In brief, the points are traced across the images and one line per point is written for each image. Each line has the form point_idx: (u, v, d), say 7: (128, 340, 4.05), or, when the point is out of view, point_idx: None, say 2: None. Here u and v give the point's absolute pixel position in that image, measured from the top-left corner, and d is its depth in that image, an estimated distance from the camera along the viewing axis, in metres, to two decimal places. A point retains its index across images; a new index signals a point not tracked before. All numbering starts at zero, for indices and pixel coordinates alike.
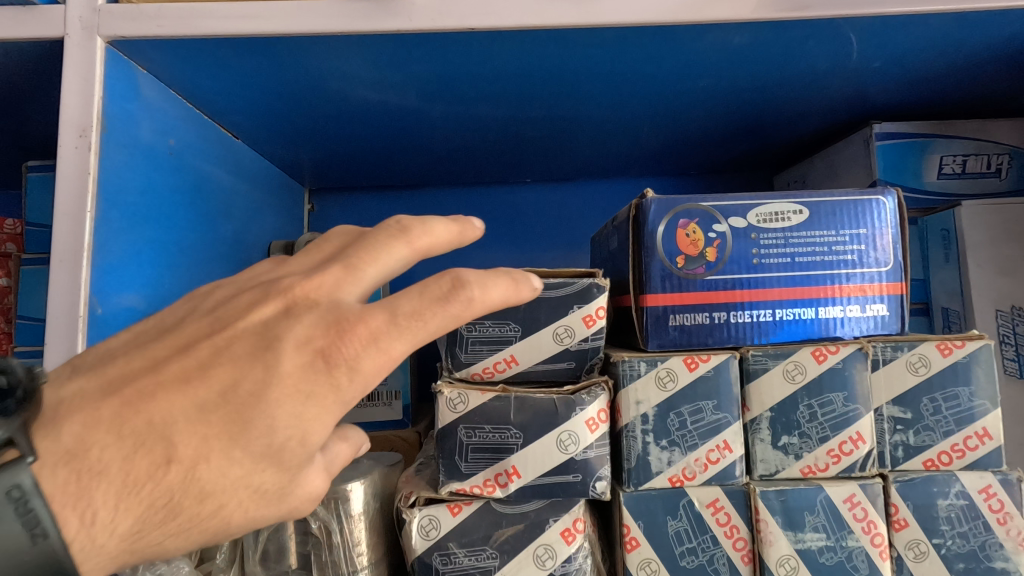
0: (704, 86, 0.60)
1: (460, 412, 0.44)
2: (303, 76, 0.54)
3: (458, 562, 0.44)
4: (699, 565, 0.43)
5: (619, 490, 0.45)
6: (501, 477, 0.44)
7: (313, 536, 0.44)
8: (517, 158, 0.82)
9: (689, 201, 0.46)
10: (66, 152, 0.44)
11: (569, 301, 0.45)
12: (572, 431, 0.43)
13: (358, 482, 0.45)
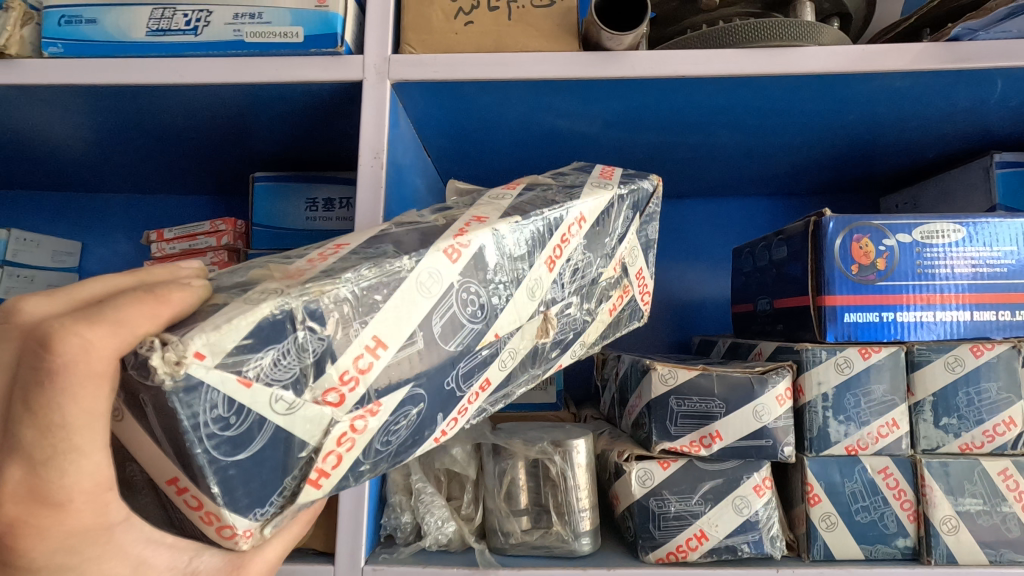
0: (849, 120, 0.69)
1: (670, 386, 0.55)
2: (519, 110, 0.65)
3: (670, 508, 0.53)
4: (872, 520, 0.52)
5: (802, 456, 0.54)
6: (705, 439, 0.53)
7: (548, 479, 0.55)
8: (649, 176, 0.92)
9: (863, 219, 0.55)
10: (364, 167, 0.57)
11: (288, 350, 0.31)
12: (766, 403, 0.53)
13: (583, 439, 0.56)
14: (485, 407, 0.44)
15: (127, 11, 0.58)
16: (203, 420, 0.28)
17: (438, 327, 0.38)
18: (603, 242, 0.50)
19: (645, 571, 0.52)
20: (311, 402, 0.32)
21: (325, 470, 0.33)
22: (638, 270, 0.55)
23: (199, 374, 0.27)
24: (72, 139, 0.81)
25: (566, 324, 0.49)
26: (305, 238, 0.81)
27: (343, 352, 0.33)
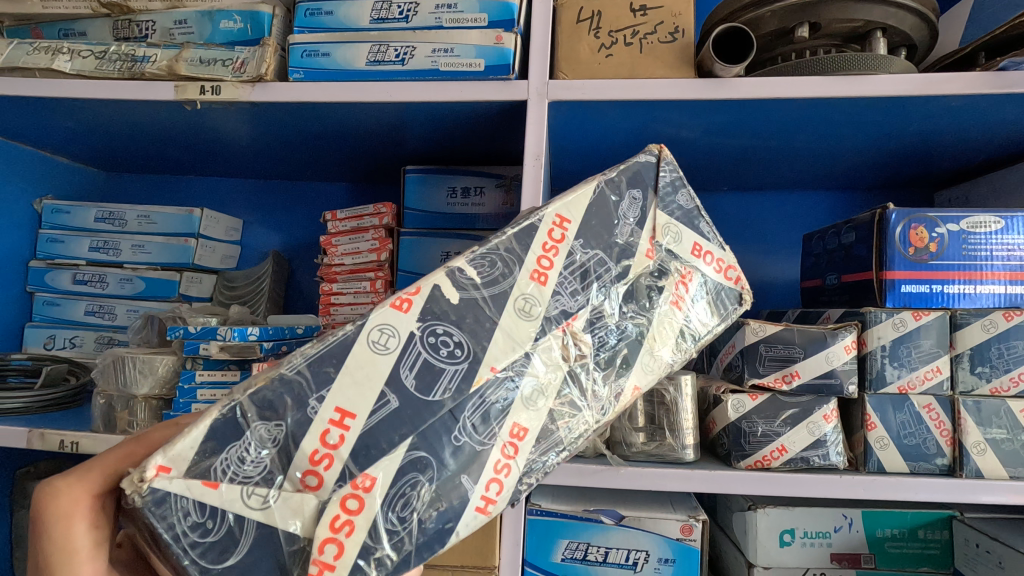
0: (910, 129, 0.83)
1: (760, 336, 0.72)
2: (637, 121, 0.82)
3: (758, 427, 0.70)
4: (916, 443, 0.68)
5: (862, 393, 0.70)
6: (786, 376, 0.70)
7: (662, 404, 0.73)
8: (728, 172, 1.08)
9: (920, 212, 0.70)
10: (527, 166, 0.75)
11: (229, 454, 0.40)
12: (836, 351, 0.69)
13: (689, 375, 0.74)
14: (531, 457, 0.46)
15: (352, 46, 0.78)
16: (178, 525, 0.39)
17: (411, 378, 0.44)
18: (608, 236, 0.54)
19: (738, 473, 0.69)
20: (290, 490, 0.40)
21: (326, 562, 0.40)
22: (693, 245, 0.58)
23: (163, 486, 0.39)
24: (265, 138, 1.02)
25: (598, 338, 0.51)
26: (450, 221, 1.00)
27: (306, 434, 0.41)
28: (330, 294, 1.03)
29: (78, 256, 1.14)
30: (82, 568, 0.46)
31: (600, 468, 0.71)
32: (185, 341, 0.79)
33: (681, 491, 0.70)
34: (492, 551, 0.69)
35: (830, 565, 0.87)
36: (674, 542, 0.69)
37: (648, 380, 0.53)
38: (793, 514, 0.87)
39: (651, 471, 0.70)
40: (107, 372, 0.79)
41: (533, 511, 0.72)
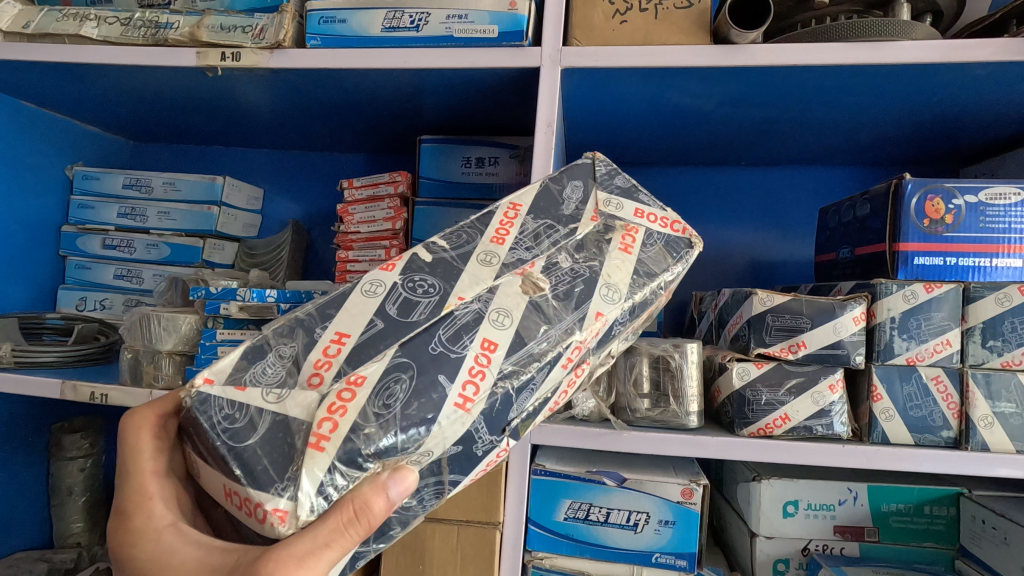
0: (934, 100, 0.81)
1: (767, 306, 0.72)
2: (651, 90, 0.82)
3: (762, 395, 0.71)
4: (922, 415, 0.68)
5: (870, 365, 0.70)
6: (792, 346, 0.71)
7: (667, 371, 0.74)
8: (745, 145, 1.07)
9: (937, 183, 0.69)
10: (539, 134, 0.76)
11: (253, 363, 0.48)
12: (844, 322, 0.69)
13: (695, 343, 0.75)
14: (503, 366, 0.49)
15: (367, 13, 0.78)
16: (214, 418, 0.44)
17: (393, 309, 0.51)
18: (558, 210, 0.60)
19: (740, 439, 0.70)
20: (300, 389, 0.45)
21: (322, 434, 0.42)
22: (631, 211, 0.61)
23: (206, 391, 0.45)
24: (285, 107, 1.04)
25: (557, 276, 0.55)
26: (468, 191, 1.01)
27: (313, 349, 0.48)
28: (347, 261, 1.06)
29: (107, 221, 1.19)
30: (148, 486, 0.51)
31: (603, 432, 0.72)
32: (208, 301, 0.82)
33: (683, 456, 0.71)
34: (496, 508, 0.72)
35: (833, 537, 0.87)
36: (674, 505, 0.71)
37: (613, 308, 0.54)
38: (798, 486, 0.88)
39: (654, 436, 0.72)
40: (134, 329, 0.83)
41: (537, 471, 0.74)
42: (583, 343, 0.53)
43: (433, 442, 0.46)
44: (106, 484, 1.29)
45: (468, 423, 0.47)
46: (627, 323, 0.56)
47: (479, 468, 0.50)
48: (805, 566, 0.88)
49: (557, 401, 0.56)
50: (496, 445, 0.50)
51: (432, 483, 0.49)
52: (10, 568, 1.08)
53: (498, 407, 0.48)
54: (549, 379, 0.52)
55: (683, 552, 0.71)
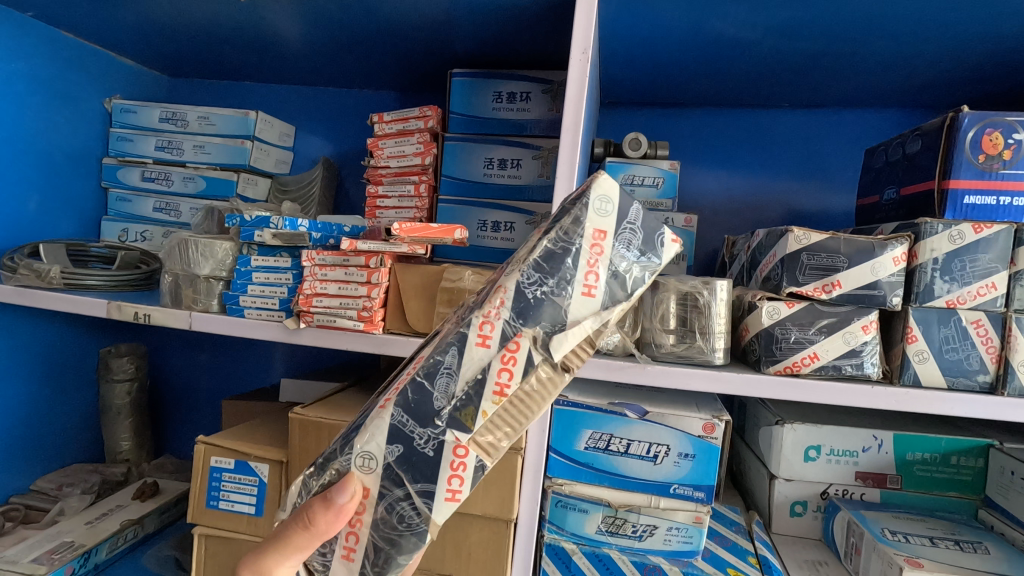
0: (1001, 30, 0.75)
1: (802, 245, 0.70)
2: (693, 18, 0.78)
3: (791, 334, 0.70)
4: (958, 358, 0.66)
5: (906, 307, 0.68)
6: (826, 286, 0.69)
7: (695, 307, 0.73)
8: (789, 84, 1.02)
9: (998, 116, 0.65)
10: (573, 61, 0.74)
11: None
12: (883, 262, 0.67)
13: (725, 280, 0.73)
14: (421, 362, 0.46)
15: None
16: None
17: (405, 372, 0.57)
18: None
19: (766, 377, 0.70)
20: None
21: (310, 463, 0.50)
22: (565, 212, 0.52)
23: None
24: (316, 39, 1.03)
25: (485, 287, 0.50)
26: (498, 127, 1.00)
27: None
28: (376, 196, 1.07)
29: (145, 155, 1.21)
30: None
31: (627, 365, 0.73)
32: (242, 229, 0.84)
33: (706, 392, 0.71)
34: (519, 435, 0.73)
35: (853, 482, 0.88)
36: (695, 439, 0.71)
37: (513, 273, 0.44)
38: (822, 432, 0.87)
39: (678, 371, 0.72)
40: (173, 253, 0.86)
41: (560, 402, 0.75)
42: (492, 318, 0.44)
43: (371, 445, 0.45)
44: (152, 408, 1.37)
45: (387, 418, 0.45)
46: (547, 283, 0.43)
47: (450, 468, 0.44)
48: (822, 509, 0.89)
49: (509, 387, 0.43)
50: (442, 442, 0.44)
51: (403, 498, 0.45)
52: (67, 478, 1.17)
53: (425, 402, 0.44)
54: (468, 366, 0.44)
55: (702, 485, 0.72)
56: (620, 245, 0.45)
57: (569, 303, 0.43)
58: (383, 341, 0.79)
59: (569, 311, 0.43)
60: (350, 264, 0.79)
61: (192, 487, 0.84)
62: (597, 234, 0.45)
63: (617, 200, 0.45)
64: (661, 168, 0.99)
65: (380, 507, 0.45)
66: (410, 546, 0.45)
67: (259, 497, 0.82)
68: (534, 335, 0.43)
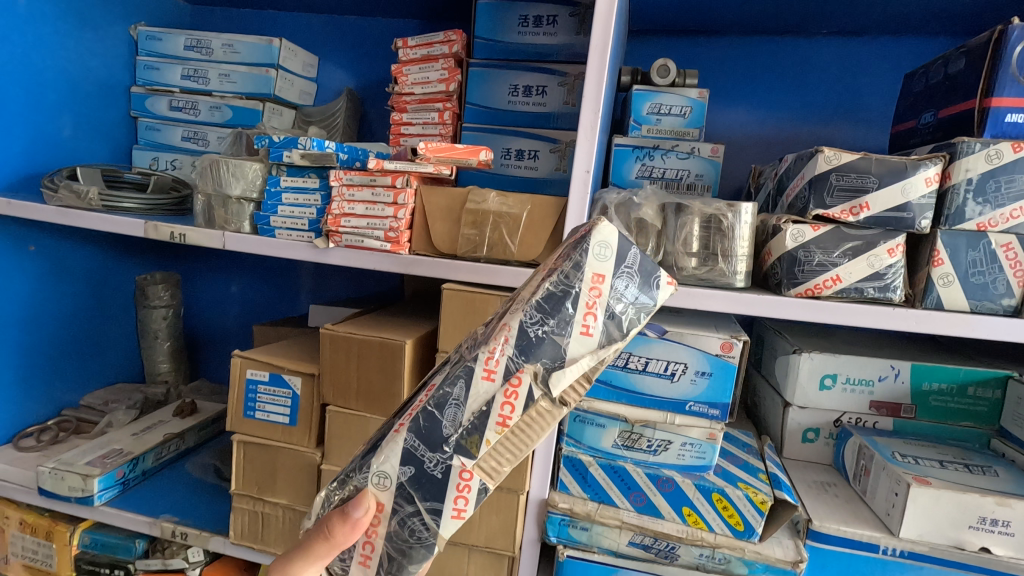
0: None
1: (832, 165, 0.69)
2: None
3: (815, 257, 0.70)
4: (984, 282, 0.66)
5: (935, 230, 0.68)
6: (854, 208, 0.69)
7: (718, 230, 0.74)
8: (829, 8, 0.97)
9: None
10: None
11: None
12: (914, 183, 0.66)
13: (751, 203, 0.73)
14: (432, 392, 0.47)
15: None
16: None
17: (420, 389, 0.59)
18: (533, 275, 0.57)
19: (787, 299, 0.70)
20: None
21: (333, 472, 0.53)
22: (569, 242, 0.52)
23: None
24: None
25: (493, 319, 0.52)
26: (523, 52, 0.98)
27: None
28: (400, 124, 1.07)
29: (172, 83, 1.22)
30: None
31: None
32: (272, 150, 0.85)
33: (726, 313, 0.72)
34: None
35: (868, 411, 0.89)
36: (713, 358, 0.73)
37: (515, 312, 0.46)
38: (839, 361, 0.88)
39: (699, 292, 0.73)
40: (205, 175, 0.88)
41: None
42: (499, 355, 0.45)
43: (386, 466, 0.47)
44: (187, 334, 1.43)
45: (402, 442, 0.47)
46: (547, 323, 0.44)
47: (458, 490, 0.46)
48: (835, 436, 0.91)
49: (512, 420, 0.45)
50: (450, 466, 0.46)
51: (413, 514, 0.47)
52: (112, 395, 1.25)
53: (433, 428, 0.46)
54: (476, 398, 0.45)
55: (717, 403, 0.74)
56: (619, 286, 0.45)
57: (571, 342, 0.44)
58: (409, 262, 0.81)
59: (568, 348, 0.44)
60: (377, 185, 0.81)
61: (230, 398, 0.89)
62: (596, 277, 0.45)
63: (616, 244, 0.46)
64: (689, 96, 0.97)
65: (393, 521, 0.48)
66: (419, 557, 0.47)
67: (293, 408, 0.87)
68: (535, 373, 0.45)
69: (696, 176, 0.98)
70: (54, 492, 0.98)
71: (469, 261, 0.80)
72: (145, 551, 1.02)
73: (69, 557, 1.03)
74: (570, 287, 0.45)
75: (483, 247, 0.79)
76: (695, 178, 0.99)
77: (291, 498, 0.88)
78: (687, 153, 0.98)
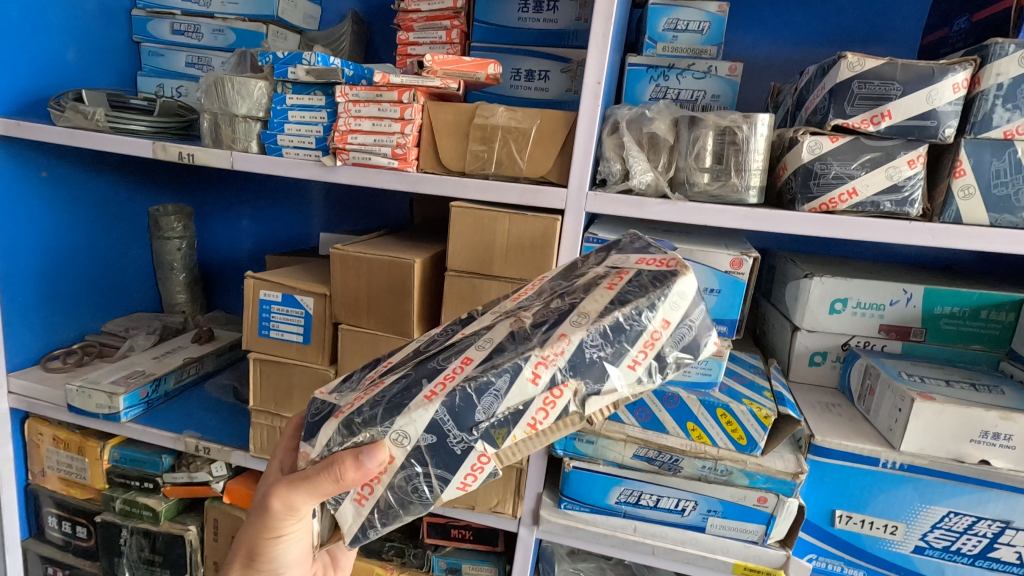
0: None
1: (856, 72, 0.66)
2: None
3: (831, 169, 0.68)
4: (1006, 193, 0.64)
5: (959, 140, 0.65)
6: (875, 117, 0.66)
7: (732, 144, 0.72)
8: None
9: None
10: None
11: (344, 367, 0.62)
12: (941, 89, 0.63)
13: (767, 115, 0.71)
14: (472, 376, 0.47)
15: None
16: None
17: (428, 342, 0.57)
18: (577, 268, 0.55)
19: (800, 213, 0.69)
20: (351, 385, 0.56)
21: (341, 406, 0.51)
22: (635, 257, 0.51)
23: None
24: None
25: (545, 309, 0.50)
26: None
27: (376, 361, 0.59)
28: (407, 45, 1.02)
29: (173, 6, 1.19)
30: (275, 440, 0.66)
31: (659, 202, 0.73)
32: (276, 66, 0.83)
33: (737, 228, 0.71)
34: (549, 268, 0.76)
35: (877, 334, 0.89)
36: (721, 274, 0.73)
37: (580, 328, 0.46)
38: (850, 285, 0.87)
39: (710, 207, 0.72)
40: (210, 93, 0.86)
41: (590, 240, 0.77)
42: (553, 359, 0.45)
43: (409, 427, 0.47)
44: (202, 266, 1.46)
45: (431, 412, 0.47)
46: (606, 349, 0.45)
47: (471, 466, 0.48)
48: (841, 359, 0.92)
49: (540, 422, 0.46)
50: (470, 448, 0.47)
51: (419, 473, 0.48)
52: (132, 322, 1.28)
53: (463, 408, 0.46)
54: (516, 394, 0.46)
55: (725, 319, 0.74)
56: (677, 334, 0.47)
57: (620, 388, 0.46)
58: (417, 180, 0.80)
59: (612, 378, 0.46)
60: (384, 100, 0.79)
61: (245, 318, 0.90)
62: (664, 322, 0.46)
63: (691, 295, 0.47)
64: (708, 11, 0.93)
65: (400, 474, 0.49)
66: (416, 510, 0.50)
67: (306, 327, 0.88)
68: (576, 389, 0.46)
69: (712, 97, 0.95)
70: (83, 408, 1.03)
71: (477, 178, 0.79)
72: (171, 465, 1.08)
73: (101, 471, 1.09)
74: (636, 323, 0.45)
75: (491, 164, 0.78)
76: (711, 99, 0.95)
77: None
78: (703, 72, 0.94)
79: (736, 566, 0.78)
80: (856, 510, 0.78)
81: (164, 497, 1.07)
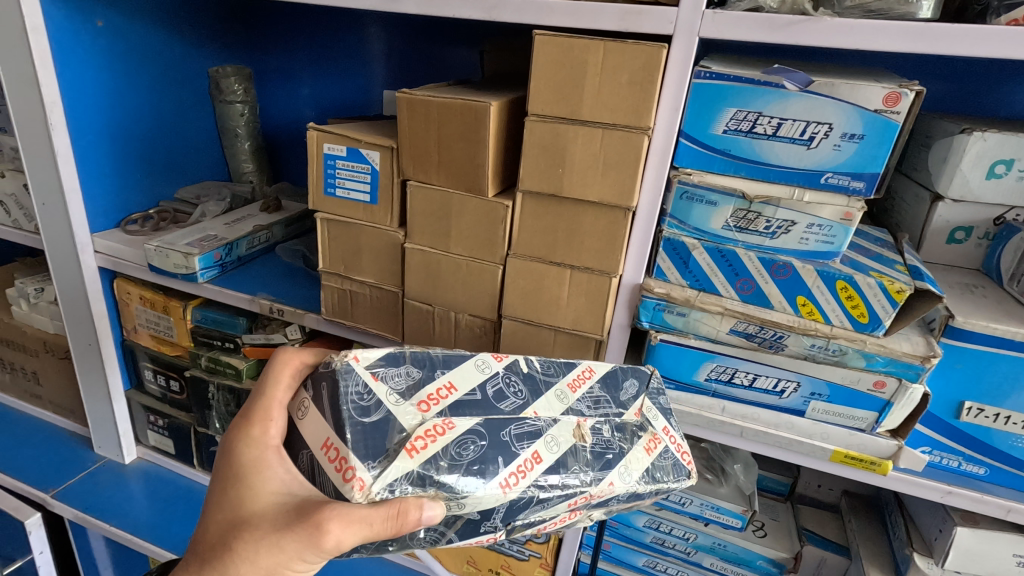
0: None
1: None
2: None
3: None
4: None
5: None
6: None
7: None
8: None
9: None
10: None
11: (378, 362, 0.57)
12: None
13: None
14: (543, 479, 0.55)
15: None
16: (353, 393, 0.53)
17: (491, 391, 0.60)
18: (617, 395, 0.66)
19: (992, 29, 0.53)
20: (411, 407, 0.54)
21: (416, 446, 0.52)
22: (661, 426, 0.65)
23: (351, 364, 0.55)
24: None
25: (598, 439, 0.60)
26: None
27: (430, 381, 0.57)
28: None
29: None
30: (268, 423, 0.58)
31: (796, 21, 0.58)
32: None
33: (898, 50, 0.56)
34: (649, 109, 0.64)
35: None
36: (869, 115, 0.60)
37: (626, 485, 0.58)
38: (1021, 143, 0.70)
39: (867, 25, 0.56)
40: None
41: (700, 75, 0.64)
42: (593, 498, 0.57)
43: (471, 504, 0.52)
44: (265, 135, 1.41)
45: (502, 500, 0.53)
46: (619, 504, 0.60)
47: (474, 539, 0.56)
48: (991, 236, 0.77)
49: (544, 528, 0.59)
50: (489, 534, 0.55)
51: (434, 534, 0.55)
52: (203, 190, 1.27)
53: (518, 506, 0.54)
54: (554, 509, 0.56)
55: (863, 174, 0.62)
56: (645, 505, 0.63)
57: (575, 520, 0.61)
58: (494, 6, 0.68)
59: (597, 514, 0.61)
60: None
61: (310, 174, 0.85)
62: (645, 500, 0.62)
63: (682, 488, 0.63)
64: None
65: (425, 534, 0.55)
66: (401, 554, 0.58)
67: (373, 185, 0.82)
68: (576, 518, 0.60)
69: None
70: (162, 268, 1.04)
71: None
72: (248, 327, 1.11)
73: (185, 329, 1.13)
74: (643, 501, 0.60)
75: None
76: None
77: (377, 277, 0.88)
78: None
79: (835, 454, 0.72)
80: (989, 403, 0.67)
81: (245, 357, 1.11)
